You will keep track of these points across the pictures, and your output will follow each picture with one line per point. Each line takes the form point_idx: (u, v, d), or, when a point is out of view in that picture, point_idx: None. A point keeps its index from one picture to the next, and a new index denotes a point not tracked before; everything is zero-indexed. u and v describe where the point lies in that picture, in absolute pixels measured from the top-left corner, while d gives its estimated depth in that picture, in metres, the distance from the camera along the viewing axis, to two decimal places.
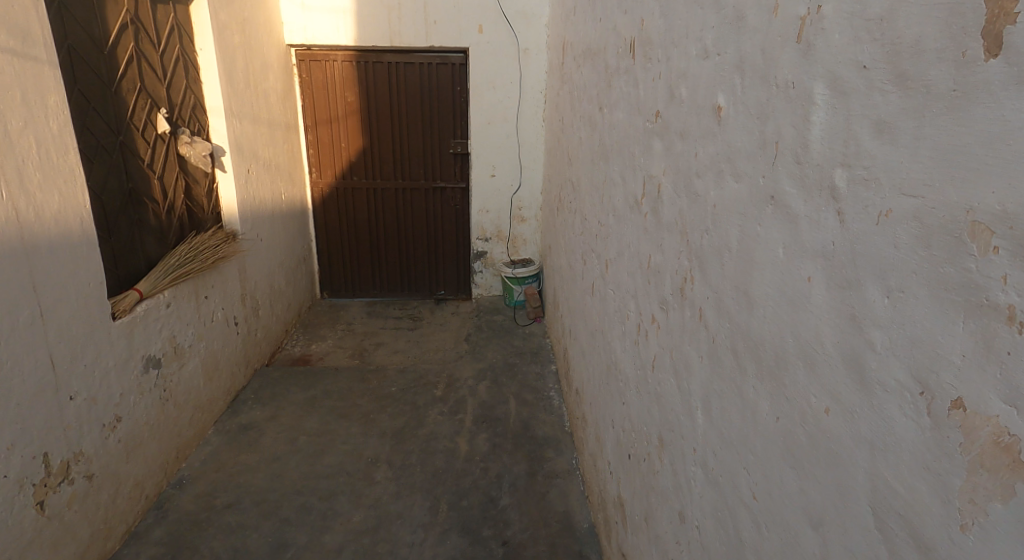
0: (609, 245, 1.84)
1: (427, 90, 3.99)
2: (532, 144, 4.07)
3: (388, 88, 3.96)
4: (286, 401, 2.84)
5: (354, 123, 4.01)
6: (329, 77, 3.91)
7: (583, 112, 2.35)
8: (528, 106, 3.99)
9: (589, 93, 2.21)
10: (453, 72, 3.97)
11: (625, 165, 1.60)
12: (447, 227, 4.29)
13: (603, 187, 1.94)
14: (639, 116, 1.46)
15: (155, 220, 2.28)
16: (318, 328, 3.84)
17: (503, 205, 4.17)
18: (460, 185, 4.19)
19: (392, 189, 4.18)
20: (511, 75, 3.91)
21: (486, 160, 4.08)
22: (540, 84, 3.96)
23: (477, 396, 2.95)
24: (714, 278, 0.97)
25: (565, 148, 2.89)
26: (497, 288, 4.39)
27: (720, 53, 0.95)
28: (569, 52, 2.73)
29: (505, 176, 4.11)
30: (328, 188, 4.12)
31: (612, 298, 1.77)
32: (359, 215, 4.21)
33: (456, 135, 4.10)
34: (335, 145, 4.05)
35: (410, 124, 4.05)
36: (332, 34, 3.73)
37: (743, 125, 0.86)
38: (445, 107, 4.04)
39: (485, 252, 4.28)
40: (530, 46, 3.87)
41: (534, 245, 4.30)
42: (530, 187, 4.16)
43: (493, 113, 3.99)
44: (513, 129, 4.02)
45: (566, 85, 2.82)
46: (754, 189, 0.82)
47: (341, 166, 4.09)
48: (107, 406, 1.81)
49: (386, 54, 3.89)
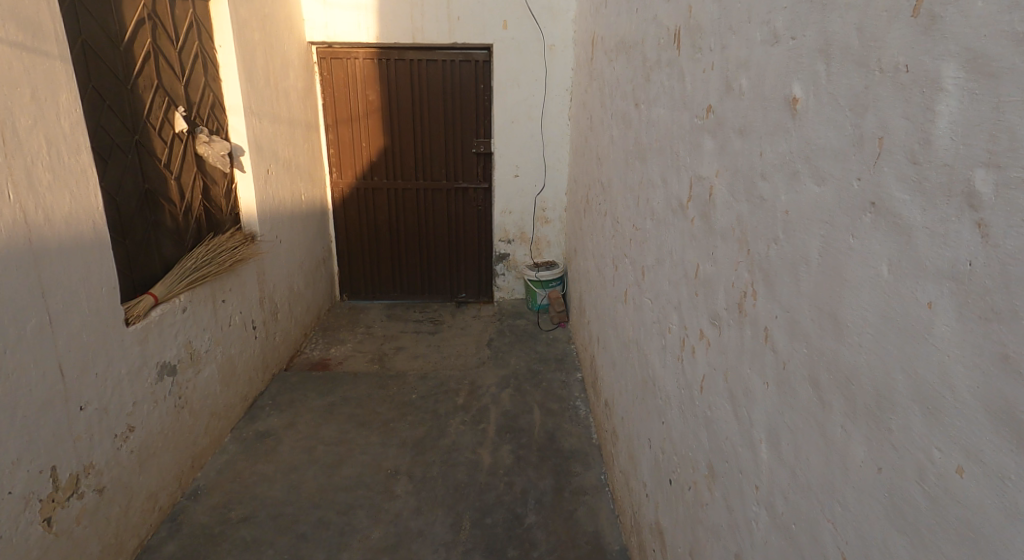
0: (646, 252, 1.71)
1: (449, 88, 3.90)
2: (557, 144, 3.95)
3: (409, 87, 3.88)
4: (304, 408, 2.77)
5: (375, 122, 3.94)
6: (350, 75, 3.84)
7: (615, 109, 2.22)
8: (553, 104, 3.87)
9: (623, 89, 2.09)
10: (476, 69, 3.87)
11: (667, 164, 1.47)
12: (469, 228, 4.19)
13: (639, 188, 1.82)
14: (685, 111, 1.33)
15: (172, 221, 2.23)
16: (337, 332, 3.77)
17: (526, 206, 4.06)
18: (482, 185, 4.09)
19: (413, 190, 4.09)
20: (536, 72, 3.80)
21: (510, 160, 3.97)
22: (566, 81, 3.83)
23: (500, 405, 2.84)
24: (783, 295, 0.84)
25: (594, 148, 2.77)
26: (520, 292, 4.28)
27: (796, 37, 0.82)
28: (600, 46, 2.61)
29: (528, 176, 4.00)
30: (348, 189, 4.05)
31: (650, 309, 1.64)
32: (379, 216, 4.13)
33: (478, 134, 4.00)
34: (356, 145, 3.97)
35: (432, 123, 3.97)
36: (353, 31, 3.66)
37: (828, 118, 0.73)
38: (468, 105, 3.94)
39: (507, 254, 4.17)
40: (556, 42, 3.75)
41: (557, 247, 4.18)
42: (554, 188, 4.04)
43: (516, 111, 3.88)
44: (538, 128, 3.91)
45: (596, 82, 2.70)
46: (841, 194, 0.70)
47: (361, 165, 4.02)
48: (119, 415, 1.75)
49: (408, 51, 3.81)
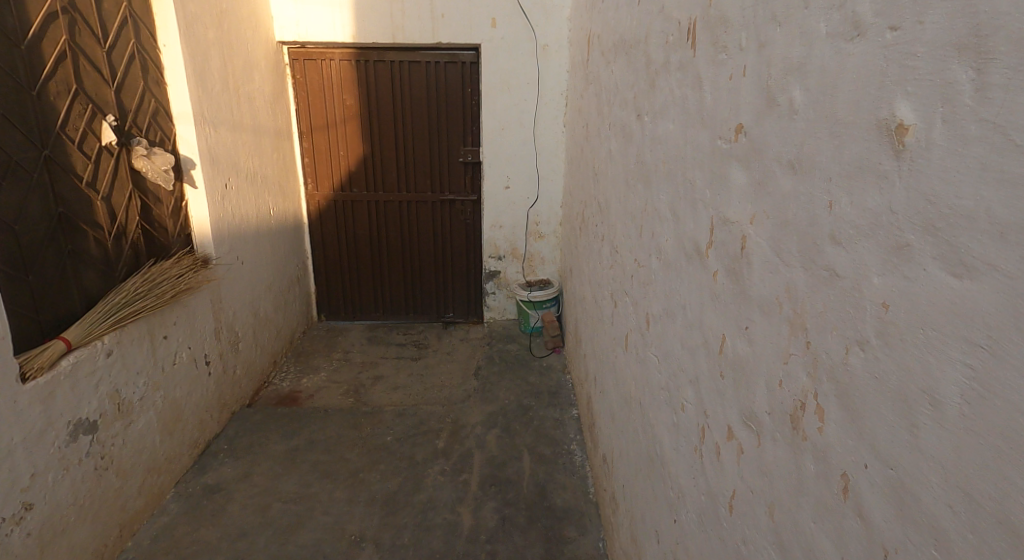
0: (651, 296, 1.40)
1: (433, 91, 3.59)
2: (551, 153, 3.64)
3: (390, 90, 3.58)
4: (263, 454, 2.46)
5: (353, 129, 3.63)
6: (326, 78, 3.53)
7: (613, 119, 1.92)
8: (547, 109, 3.56)
9: (622, 95, 1.78)
10: (462, 71, 3.56)
11: (679, 193, 1.16)
12: (457, 243, 3.88)
13: (642, 217, 1.50)
14: (703, 128, 1.02)
15: (99, 249, 1.91)
16: (311, 358, 3.46)
17: (518, 220, 3.75)
18: (470, 197, 3.78)
19: (396, 202, 3.79)
20: (528, 75, 3.49)
21: (500, 171, 3.66)
22: (560, 84, 3.52)
23: (486, 450, 2.53)
24: (873, 436, 0.53)
25: (590, 162, 2.46)
26: (512, 312, 3.96)
27: (895, 25, 0.51)
28: (596, 46, 2.30)
29: (521, 187, 3.69)
30: (325, 201, 3.75)
31: (657, 369, 1.33)
32: (359, 230, 3.83)
33: (466, 142, 3.70)
34: (332, 153, 3.67)
35: (416, 129, 3.66)
36: (327, 30, 3.35)
37: (983, 162, 0.41)
38: (454, 110, 3.63)
39: (498, 272, 3.86)
40: (549, 42, 3.44)
41: (553, 264, 3.86)
42: (549, 200, 3.73)
43: (507, 118, 3.57)
44: (531, 135, 3.60)
45: (592, 87, 2.39)
46: (1012, 302, 0.38)
47: (339, 176, 3.71)
48: (9, 495, 1.45)
49: (388, 52, 3.50)
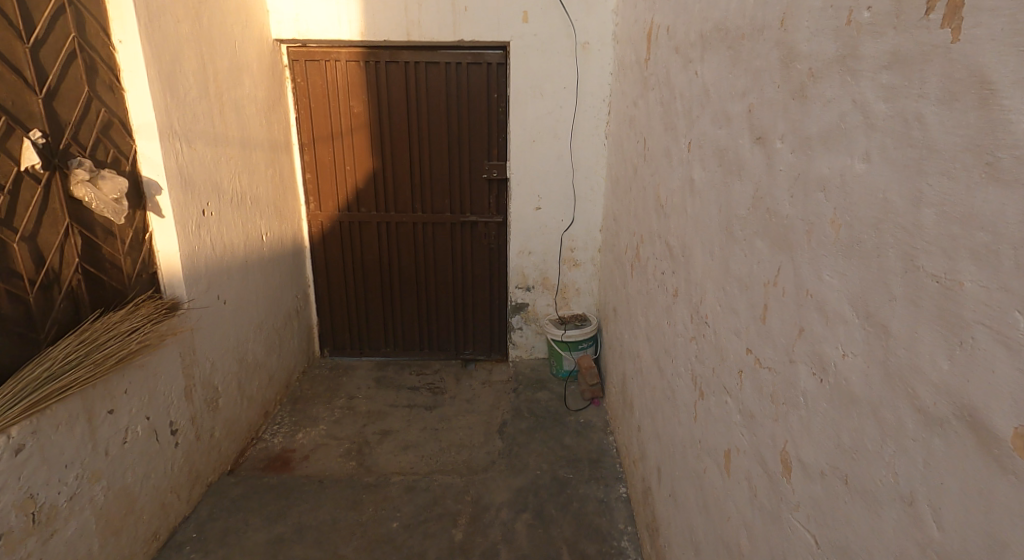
0: (792, 425, 0.90)
1: (453, 97, 3.13)
2: (589, 169, 3.14)
3: (404, 96, 3.12)
4: (240, 547, 1.98)
5: (361, 140, 3.19)
6: (330, 82, 3.09)
7: (698, 139, 1.41)
8: (586, 117, 3.06)
9: (718, 107, 1.28)
10: (487, 74, 3.09)
11: (887, 289, 0.66)
12: (478, 271, 3.43)
13: (766, 294, 1.00)
14: (988, 183, 0.52)
15: (16, 307, 1.46)
16: (310, 405, 3.01)
17: (550, 246, 3.25)
18: (494, 219, 3.31)
19: (409, 224, 3.35)
20: (564, 78, 3.00)
21: (529, 190, 3.18)
22: (602, 89, 3.01)
23: (514, 546, 2.03)
24: None
25: (651, 189, 1.95)
26: (541, 350, 3.46)
27: None
28: (664, 43, 1.80)
29: (554, 208, 3.20)
30: (329, 222, 3.32)
31: (810, 554, 0.83)
32: (368, 255, 3.40)
33: (490, 156, 3.23)
34: (337, 168, 3.23)
35: (432, 141, 3.21)
36: (331, 27, 2.89)
37: None
38: (478, 119, 3.17)
39: (526, 305, 3.36)
40: (591, 40, 2.94)
41: (589, 297, 3.35)
42: (586, 224, 3.23)
43: (538, 129, 3.08)
44: (566, 149, 3.11)
45: (656, 94, 1.89)
46: None
47: (345, 193, 3.27)
48: None
49: (403, 52, 3.05)
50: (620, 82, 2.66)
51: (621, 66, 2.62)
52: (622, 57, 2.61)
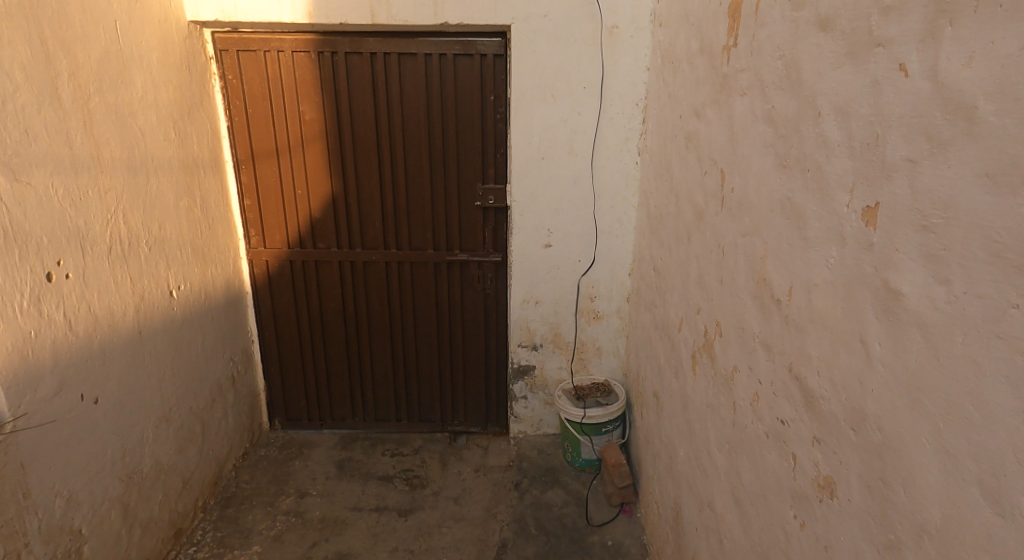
0: None
1: (435, 100, 2.38)
2: (615, 195, 2.40)
3: (371, 100, 2.39)
4: None
5: (316, 156, 2.47)
6: (273, 79, 2.35)
7: (909, 208, 0.66)
8: (613, 127, 2.31)
9: (1013, 148, 0.52)
10: (479, 70, 2.34)
11: None
12: (470, 323, 2.71)
13: None
14: None
15: None
16: (245, 510, 2.29)
17: (563, 294, 2.53)
18: (488, 257, 2.59)
19: (381, 264, 2.63)
20: (583, 75, 2.25)
21: (535, 223, 2.45)
22: (635, 90, 2.26)
23: None
24: None
25: (739, 259, 1.21)
26: (551, 424, 2.72)
27: None
28: (774, 16, 1.05)
29: (567, 246, 2.47)
30: (276, 260, 2.60)
31: None
32: (329, 302, 2.69)
33: (484, 177, 2.49)
34: (286, 192, 2.52)
35: (407, 158, 2.48)
36: (267, 5, 2.16)
37: None
38: (469, 129, 2.43)
39: (532, 368, 2.64)
40: (621, 22, 2.18)
41: (614, 358, 2.61)
42: (610, 267, 2.49)
43: (547, 143, 2.34)
44: (584, 169, 2.37)
45: (753, 105, 1.15)
46: None
47: (297, 225, 2.56)
48: None
49: (368, 39, 2.31)
50: (666, 80, 1.91)
51: (669, 59, 1.87)
52: (669, 46, 1.86)
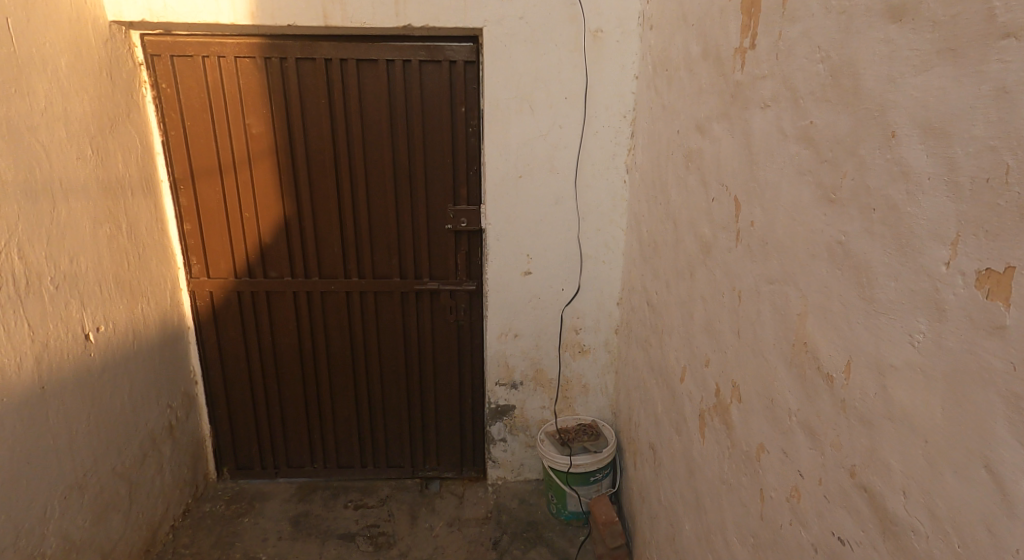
0: None
1: (399, 112, 2.14)
2: (601, 217, 2.17)
3: (328, 112, 2.13)
4: None
5: (265, 175, 2.20)
6: (214, 88, 2.08)
7: None
8: (597, 141, 2.08)
9: None
10: (448, 78, 2.11)
11: None
12: (443, 357, 2.44)
13: None
14: None
15: None
16: None
17: (545, 325, 2.29)
18: (461, 286, 2.33)
19: (341, 294, 2.35)
20: (564, 84, 2.02)
21: (512, 248, 2.21)
22: (622, 100, 2.04)
23: None
24: None
25: (764, 310, 0.98)
26: (533, 469, 2.46)
27: None
28: (812, 7, 0.82)
29: (549, 273, 2.24)
30: (222, 292, 2.31)
31: None
32: (283, 337, 2.40)
33: (455, 197, 2.24)
34: (231, 215, 2.23)
35: (369, 176, 2.22)
36: (203, 4, 1.89)
37: None
38: (438, 144, 2.18)
39: (512, 408, 2.38)
40: (605, 25, 1.96)
41: (603, 396, 2.37)
42: (596, 296, 2.26)
43: (525, 160, 2.11)
44: (567, 189, 2.14)
45: (782, 120, 0.92)
46: None
47: (245, 251, 2.28)
48: None
49: (322, 43, 2.05)
50: (659, 90, 1.69)
51: (662, 66, 1.66)
52: (662, 52, 1.65)
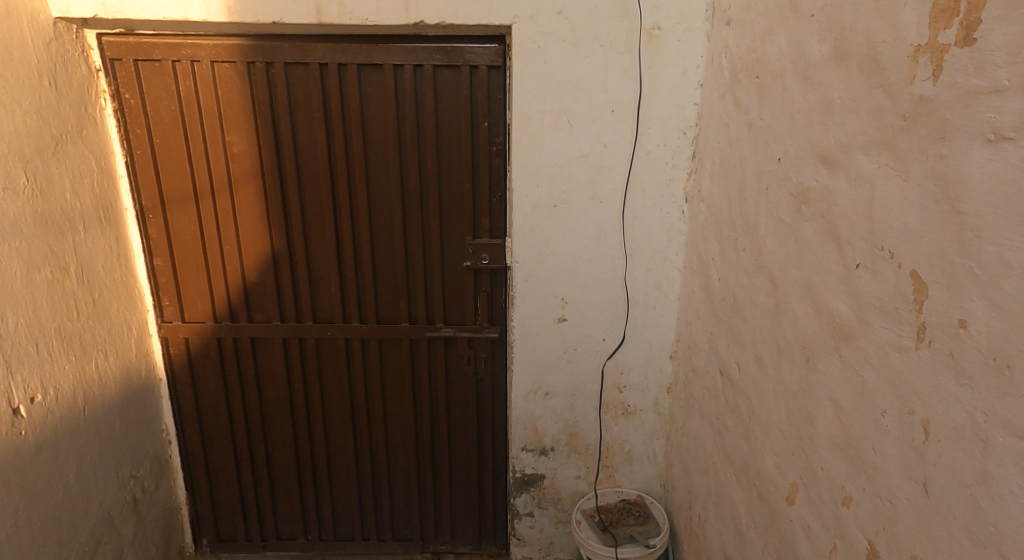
0: None
1: (409, 128, 1.78)
2: (652, 255, 1.79)
3: (323, 127, 1.78)
4: None
5: (250, 202, 1.85)
6: (187, 99, 1.73)
7: None
8: (650, 164, 1.71)
9: None
10: (468, 87, 1.74)
11: None
12: (459, 415, 2.07)
13: None
14: None
15: None
16: None
17: (581, 382, 1.91)
18: (482, 333, 1.96)
19: (339, 341, 1.99)
20: (611, 94, 1.65)
21: (544, 290, 1.83)
22: (682, 114, 1.66)
23: None
24: None
25: (998, 473, 0.59)
26: (565, 548, 2.09)
27: None
28: None
29: (587, 321, 1.86)
30: (199, 338, 1.95)
31: None
32: (272, 391, 2.04)
33: (475, 228, 1.88)
34: (209, 250, 1.89)
35: (373, 204, 1.86)
36: None
37: None
38: (455, 167, 1.82)
39: (541, 478, 2.01)
40: (664, 21, 1.59)
41: (649, 465, 1.98)
42: (644, 348, 1.88)
43: (561, 186, 1.73)
44: (611, 220, 1.76)
45: None
46: None
47: (226, 291, 1.93)
48: None
49: (317, 45, 1.70)
50: (742, 104, 1.32)
51: (747, 74, 1.29)
52: (749, 55, 1.27)
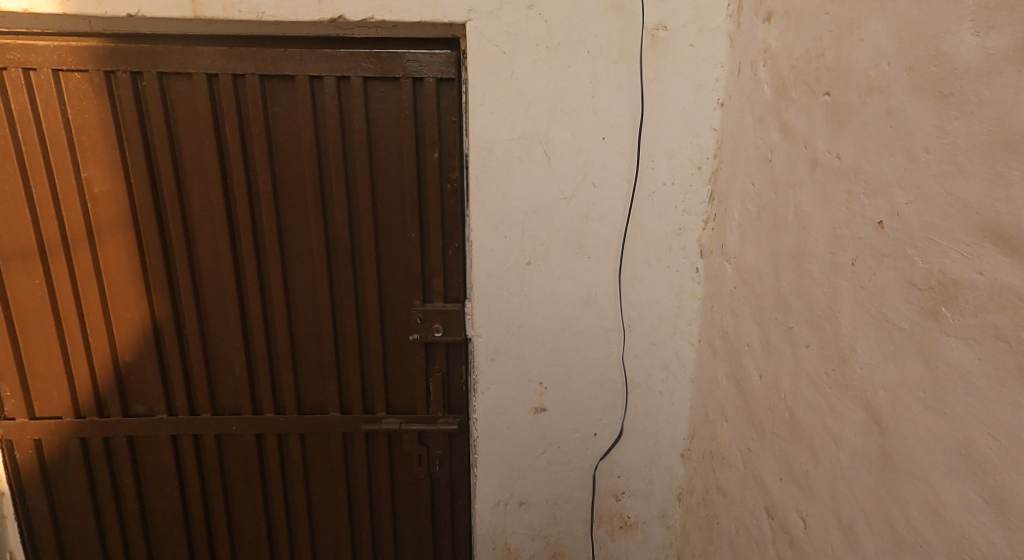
0: None
1: (334, 161, 1.35)
2: (656, 326, 1.37)
3: (216, 158, 1.32)
4: None
5: (118, 258, 1.37)
6: (22, 120, 1.26)
7: None
8: (653, 209, 1.30)
9: None
10: (410, 107, 1.32)
11: None
12: (409, 527, 1.60)
13: None
14: None
15: None
16: None
17: (566, 488, 1.47)
18: (436, 425, 1.52)
19: (248, 437, 1.51)
20: (600, 117, 1.24)
21: (515, 372, 1.40)
22: (695, 142, 1.25)
23: None
24: None
25: None
26: None
27: None
28: None
29: (572, 410, 1.43)
30: (54, 439, 1.45)
31: None
32: (160, 503, 1.55)
33: (425, 290, 1.45)
34: (65, 321, 1.40)
35: (289, 258, 1.42)
36: None
37: None
38: (397, 213, 1.40)
39: None
40: (671, 19, 1.19)
41: None
42: (647, 443, 1.45)
43: (534, 237, 1.32)
44: (601, 281, 1.34)
45: None
46: None
47: (91, 376, 1.43)
48: None
49: (202, 49, 1.25)
50: (796, 132, 0.91)
51: (803, 90, 0.88)
52: (804, 62, 0.88)
